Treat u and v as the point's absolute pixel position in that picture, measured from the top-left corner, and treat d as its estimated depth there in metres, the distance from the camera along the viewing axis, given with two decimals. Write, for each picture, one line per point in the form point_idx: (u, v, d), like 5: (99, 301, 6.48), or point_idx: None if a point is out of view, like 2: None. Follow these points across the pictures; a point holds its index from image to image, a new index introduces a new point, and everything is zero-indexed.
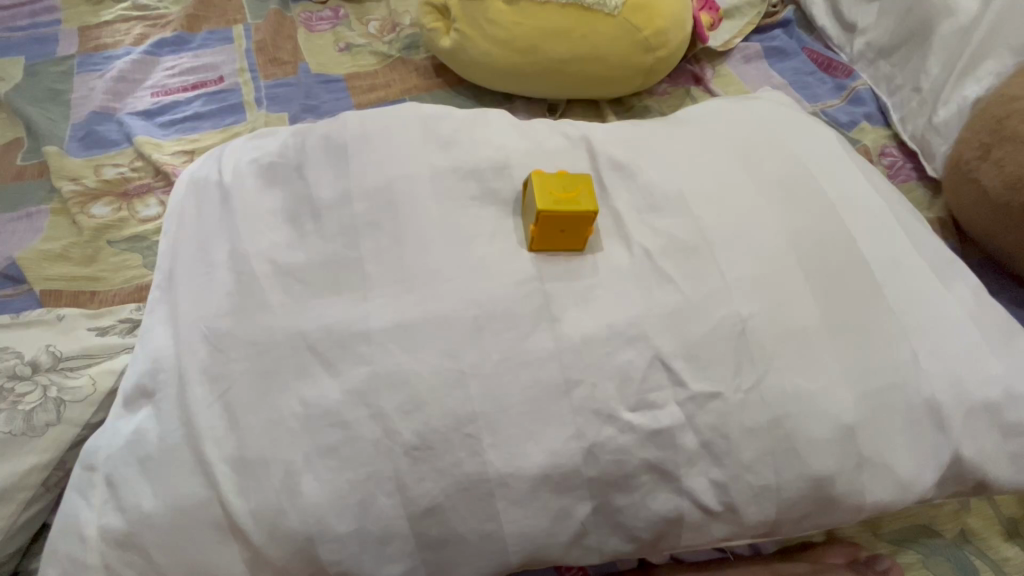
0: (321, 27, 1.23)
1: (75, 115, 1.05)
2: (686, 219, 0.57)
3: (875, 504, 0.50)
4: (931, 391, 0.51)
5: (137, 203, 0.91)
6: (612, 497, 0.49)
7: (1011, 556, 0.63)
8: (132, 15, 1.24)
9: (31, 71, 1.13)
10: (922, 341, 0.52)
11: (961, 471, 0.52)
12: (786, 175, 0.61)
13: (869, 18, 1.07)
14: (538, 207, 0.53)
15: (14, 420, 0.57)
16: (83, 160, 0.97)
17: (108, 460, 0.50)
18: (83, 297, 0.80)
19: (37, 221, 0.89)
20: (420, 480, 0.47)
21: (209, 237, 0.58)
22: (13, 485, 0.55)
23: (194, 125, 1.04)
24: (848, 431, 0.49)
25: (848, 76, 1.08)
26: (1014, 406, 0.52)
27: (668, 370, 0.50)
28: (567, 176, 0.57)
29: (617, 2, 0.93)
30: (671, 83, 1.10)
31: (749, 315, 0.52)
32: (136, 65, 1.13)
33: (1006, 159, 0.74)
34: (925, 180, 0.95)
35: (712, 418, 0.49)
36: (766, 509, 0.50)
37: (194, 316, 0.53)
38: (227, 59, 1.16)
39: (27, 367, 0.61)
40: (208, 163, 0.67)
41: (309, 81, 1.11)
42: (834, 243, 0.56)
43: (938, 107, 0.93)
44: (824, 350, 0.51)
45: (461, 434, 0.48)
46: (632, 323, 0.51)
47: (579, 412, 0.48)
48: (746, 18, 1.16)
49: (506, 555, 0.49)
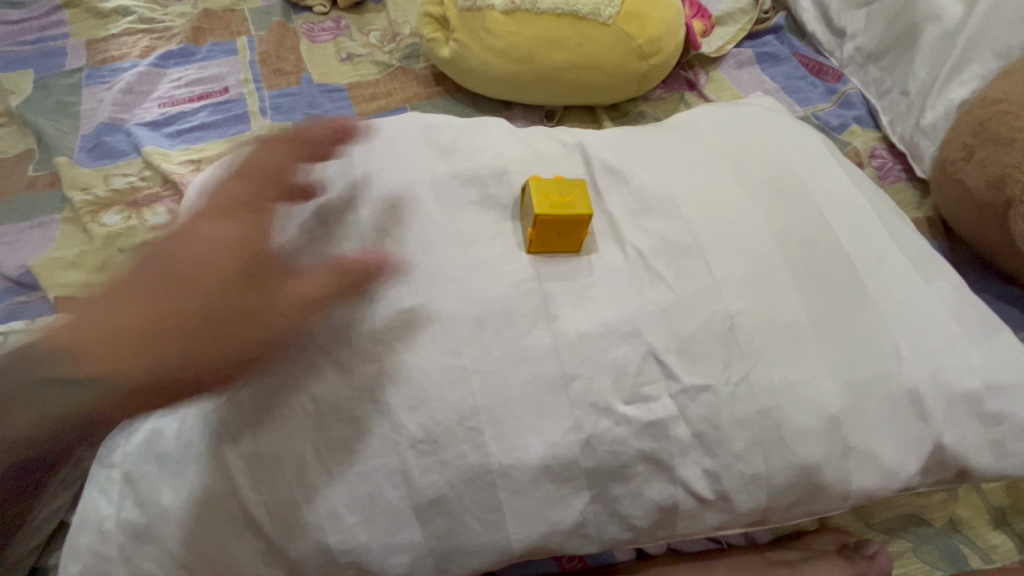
0: (323, 38, 1.26)
1: (84, 127, 1.09)
2: (677, 220, 0.60)
3: (861, 491, 0.53)
4: (914, 383, 0.53)
5: (146, 211, 0.95)
6: (609, 487, 0.51)
7: (999, 544, 0.65)
8: (139, 28, 1.28)
9: (40, 84, 1.17)
10: (904, 334, 0.55)
11: (944, 459, 0.54)
12: (774, 176, 0.63)
13: (858, 24, 1.10)
14: (535, 211, 0.55)
15: None
16: (93, 171, 1.01)
17: (126, 457, 0.53)
18: None
19: (49, 230, 0.94)
20: (426, 472, 0.50)
21: None
22: None
23: (200, 134, 1.07)
24: (833, 421, 0.51)
25: (838, 80, 1.11)
26: (994, 396, 0.54)
27: (661, 364, 0.52)
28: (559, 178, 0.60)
29: (611, 12, 0.96)
30: (665, 89, 1.13)
31: (737, 311, 0.54)
32: (143, 77, 1.16)
33: (987, 159, 0.76)
34: (914, 181, 0.97)
35: (704, 409, 0.51)
36: (757, 496, 0.52)
37: None
38: (232, 70, 1.19)
39: None
40: (219, 171, 0.69)
41: (311, 90, 1.14)
42: (818, 244, 0.58)
43: (926, 109, 0.96)
44: (809, 344, 0.53)
45: (465, 428, 0.50)
46: (626, 320, 0.54)
47: (577, 405, 0.51)
48: (738, 25, 1.20)
49: (509, 545, 0.51)
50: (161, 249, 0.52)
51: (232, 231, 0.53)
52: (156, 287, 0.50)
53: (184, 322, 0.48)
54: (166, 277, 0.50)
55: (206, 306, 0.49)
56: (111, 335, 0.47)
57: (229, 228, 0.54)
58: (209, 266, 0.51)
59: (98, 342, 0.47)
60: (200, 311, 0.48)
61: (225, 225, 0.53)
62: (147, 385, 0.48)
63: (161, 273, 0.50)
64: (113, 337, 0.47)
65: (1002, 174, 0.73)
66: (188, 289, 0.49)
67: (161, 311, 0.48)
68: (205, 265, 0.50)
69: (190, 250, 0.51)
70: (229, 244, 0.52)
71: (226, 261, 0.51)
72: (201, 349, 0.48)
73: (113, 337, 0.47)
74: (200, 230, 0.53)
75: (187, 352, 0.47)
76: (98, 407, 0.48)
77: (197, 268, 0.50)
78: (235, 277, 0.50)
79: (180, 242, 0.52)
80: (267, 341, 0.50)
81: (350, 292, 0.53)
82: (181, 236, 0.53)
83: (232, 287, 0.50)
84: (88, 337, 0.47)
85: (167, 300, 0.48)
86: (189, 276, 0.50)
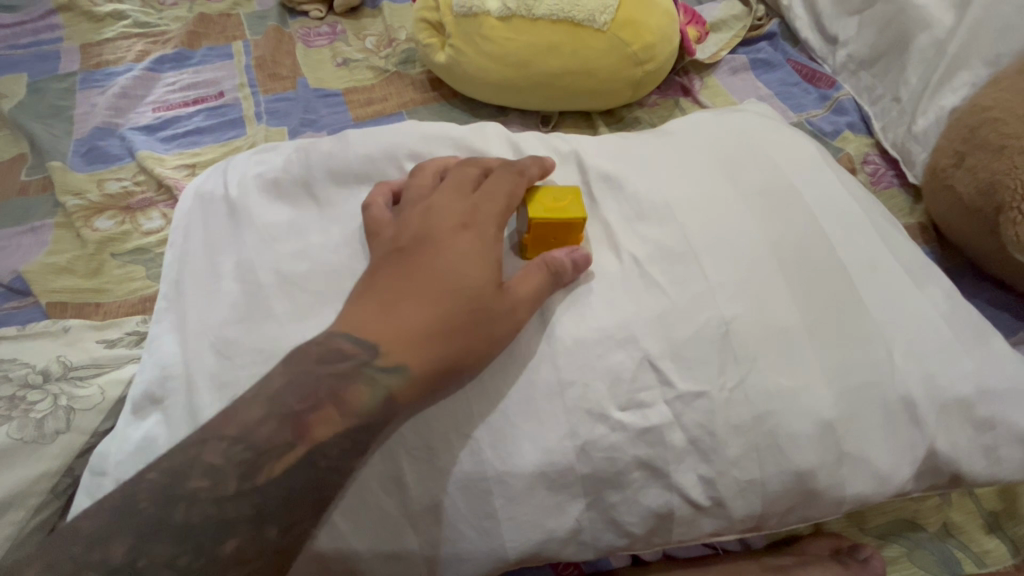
0: (319, 43, 1.26)
1: (78, 132, 1.09)
2: (672, 226, 0.60)
3: (855, 497, 0.53)
4: (908, 389, 0.53)
5: (140, 215, 0.95)
6: (604, 494, 0.51)
7: (992, 549, 0.65)
8: (133, 32, 1.28)
9: (33, 88, 1.17)
10: (897, 339, 0.55)
11: (938, 465, 0.54)
12: (772, 182, 0.64)
13: (850, 31, 1.11)
14: (529, 215, 0.57)
15: (26, 427, 0.62)
16: (86, 176, 1.01)
17: (118, 466, 0.53)
18: (89, 309, 0.84)
19: (41, 234, 0.93)
20: (421, 479, 0.50)
21: (216, 249, 0.61)
22: (23, 491, 0.60)
23: (195, 139, 1.07)
24: (827, 427, 0.52)
25: (831, 86, 1.12)
26: (987, 402, 0.54)
27: (656, 370, 0.52)
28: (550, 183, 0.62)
29: (606, 18, 0.96)
30: (660, 94, 1.14)
31: (732, 318, 0.54)
32: (138, 81, 1.16)
33: (978, 166, 0.77)
34: (907, 187, 0.98)
35: (699, 415, 0.51)
36: (752, 502, 0.52)
37: (203, 324, 0.56)
38: (227, 74, 1.19)
39: (39, 376, 0.67)
40: (214, 176, 0.69)
41: (306, 95, 1.14)
42: (814, 250, 0.59)
43: (917, 115, 0.97)
44: (804, 350, 0.53)
45: (461, 435, 0.50)
46: (621, 326, 0.54)
47: (572, 411, 0.51)
48: (731, 32, 1.21)
49: (504, 552, 0.51)
50: (449, 245, 0.54)
51: (489, 238, 0.56)
52: (422, 293, 0.51)
53: (449, 323, 0.50)
54: (440, 282, 0.52)
55: (482, 306, 0.51)
56: (413, 331, 0.50)
57: (474, 239, 0.55)
58: (481, 272, 0.53)
59: (395, 345, 0.49)
60: (487, 314, 0.51)
61: (482, 232, 0.56)
62: (418, 384, 0.49)
63: (438, 279, 0.52)
64: (394, 339, 0.50)
65: (991, 181, 0.74)
66: (473, 295, 0.52)
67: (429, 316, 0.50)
68: (482, 274, 0.53)
69: (462, 261, 0.53)
70: (472, 256, 0.54)
71: (492, 266, 0.54)
72: (473, 347, 0.50)
73: (401, 339, 0.50)
74: (470, 240, 0.55)
75: (454, 350, 0.50)
76: (393, 399, 0.48)
77: (477, 278, 0.52)
78: (500, 279, 0.53)
79: (444, 248, 0.54)
80: (514, 338, 0.53)
81: (561, 284, 0.56)
82: (430, 244, 0.54)
83: (489, 291, 0.52)
84: (384, 340, 0.50)
85: (436, 304, 0.51)
86: (452, 283, 0.52)
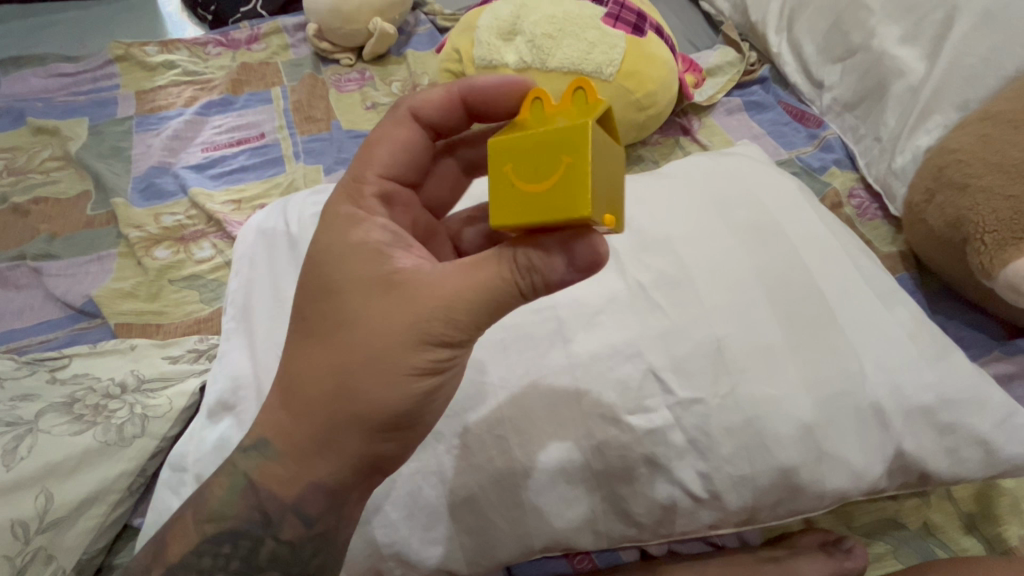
0: (349, 88, 1.40)
1: (136, 170, 1.21)
2: (672, 257, 0.69)
3: (835, 492, 0.60)
4: (876, 397, 0.61)
5: (193, 245, 1.06)
6: (616, 487, 0.59)
7: (969, 547, 0.71)
8: (183, 80, 1.43)
9: (95, 131, 1.31)
10: (869, 355, 0.63)
11: (906, 464, 0.62)
12: (755, 220, 0.73)
13: (834, 76, 1.22)
14: (496, 220, 0.45)
15: (109, 431, 0.72)
16: (144, 210, 1.13)
17: (198, 462, 0.62)
18: (150, 329, 0.95)
19: (106, 263, 1.05)
20: (459, 473, 0.59)
21: (281, 276, 0.72)
22: (106, 488, 0.70)
23: (240, 176, 1.19)
24: (807, 429, 0.60)
25: (819, 126, 1.24)
26: (947, 409, 0.62)
27: (659, 380, 0.61)
28: (537, 137, 0.44)
29: (612, 70, 1.08)
30: (662, 134, 1.26)
31: (724, 336, 0.63)
32: (188, 125, 1.30)
33: (946, 202, 0.86)
34: (889, 219, 1.08)
35: (695, 419, 0.59)
36: (744, 496, 0.60)
37: (270, 342, 0.66)
38: (267, 118, 1.32)
39: (118, 388, 0.78)
40: (274, 215, 0.80)
41: (339, 136, 1.26)
42: (791, 280, 0.67)
43: (896, 154, 1.06)
44: (785, 364, 0.62)
45: (494, 435, 0.59)
46: (629, 342, 0.63)
47: (589, 415, 0.59)
48: (726, 76, 1.35)
49: (530, 538, 0.59)
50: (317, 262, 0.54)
51: (364, 236, 0.53)
52: (295, 337, 0.54)
53: (325, 357, 0.52)
54: (306, 316, 0.54)
55: (364, 323, 0.50)
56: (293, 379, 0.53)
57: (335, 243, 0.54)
58: (355, 278, 0.52)
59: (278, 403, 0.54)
60: (358, 326, 0.50)
61: (358, 231, 0.54)
62: (314, 444, 0.53)
63: (311, 311, 0.53)
64: (295, 392, 0.53)
65: (958, 216, 0.83)
66: (335, 317, 0.52)
67: (299, 360, 0.53)
68: (348, 284, 0.52)
69: (323, 278, 0.53)
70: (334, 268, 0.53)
71: (365, 267, 0.52)
72: (372, 371, 0.50)
73: (298, 391, 0.53)
74: (335, 247, 0.54)
75: (343, 379, 0.51)
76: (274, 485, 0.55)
77: (337, 295, 0.52)
78: (368, 279, 0.51)
79: (318, 274, 0.54)
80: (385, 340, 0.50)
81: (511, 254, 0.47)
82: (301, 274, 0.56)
83: (369, 301, 0.51)
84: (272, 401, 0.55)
85: (316, 341, 0.52)
86: (331, 310, 0.52)
